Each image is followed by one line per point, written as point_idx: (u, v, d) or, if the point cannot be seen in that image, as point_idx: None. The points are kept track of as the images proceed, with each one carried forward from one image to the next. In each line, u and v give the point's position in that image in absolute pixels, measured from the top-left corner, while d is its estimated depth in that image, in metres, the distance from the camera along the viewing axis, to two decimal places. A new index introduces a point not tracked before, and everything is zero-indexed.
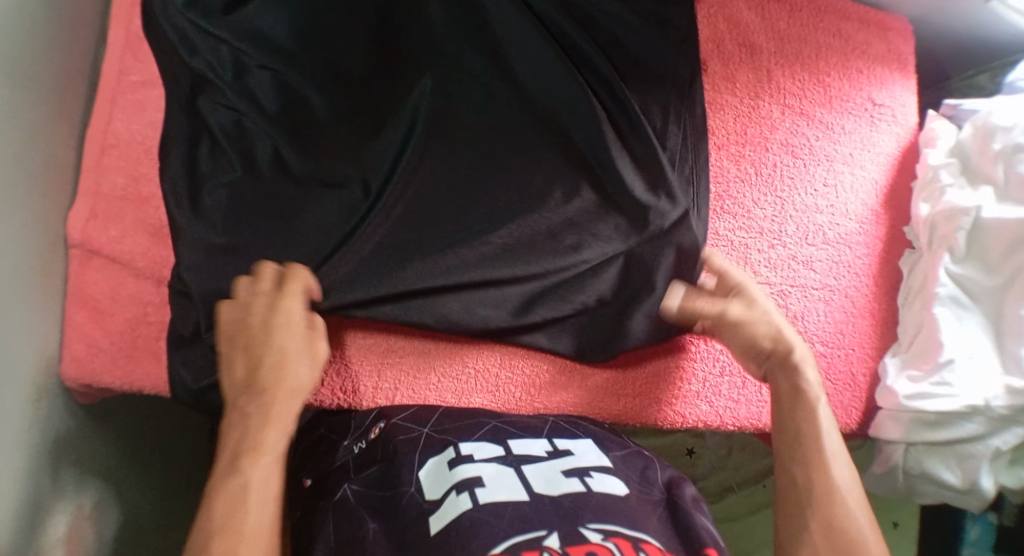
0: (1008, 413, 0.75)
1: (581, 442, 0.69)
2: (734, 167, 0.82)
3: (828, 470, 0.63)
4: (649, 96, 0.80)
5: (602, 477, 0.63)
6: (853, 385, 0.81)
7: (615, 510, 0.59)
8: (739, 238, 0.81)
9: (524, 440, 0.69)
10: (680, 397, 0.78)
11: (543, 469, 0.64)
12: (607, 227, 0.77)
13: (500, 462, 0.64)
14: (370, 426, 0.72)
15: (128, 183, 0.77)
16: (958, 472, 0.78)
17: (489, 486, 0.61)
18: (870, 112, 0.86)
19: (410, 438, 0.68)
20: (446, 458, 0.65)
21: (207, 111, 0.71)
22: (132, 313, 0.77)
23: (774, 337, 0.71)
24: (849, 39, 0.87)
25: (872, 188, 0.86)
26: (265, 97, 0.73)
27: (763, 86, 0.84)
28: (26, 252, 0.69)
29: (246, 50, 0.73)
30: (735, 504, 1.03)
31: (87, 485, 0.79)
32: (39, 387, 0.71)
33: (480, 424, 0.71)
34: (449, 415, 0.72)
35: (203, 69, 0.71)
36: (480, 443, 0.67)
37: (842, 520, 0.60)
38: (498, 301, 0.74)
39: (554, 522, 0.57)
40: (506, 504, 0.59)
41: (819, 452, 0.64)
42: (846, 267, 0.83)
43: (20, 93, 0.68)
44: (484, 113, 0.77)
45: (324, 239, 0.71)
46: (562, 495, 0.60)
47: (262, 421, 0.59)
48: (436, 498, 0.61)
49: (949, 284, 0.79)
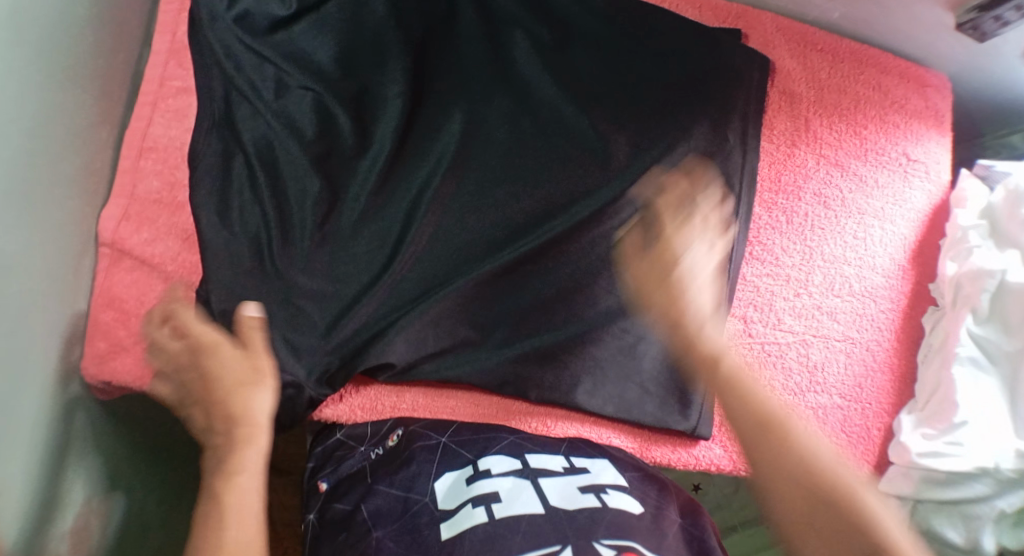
0: (1016, 476, 0.75)
1: (597, 462, 0.71)
2: (766, 215, 0.82)
3: (844, 493, 0.53)
4: (682, 132, 0.79)
5: (617, 495, 0.64)
6: (866, 438, 0.81)
7: (631, 527, 0.60)
8: (765, 284, 0.81)
9: (542, 456, 0.70)
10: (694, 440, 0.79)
11: (560, 483, 0.65)
12: None
13: (518, 475, 0.66)
14: (389, 433, 0.74)
15: (163, 187, 0.78)
16: (962, 530, 0.77)
17: (505, 501, 0.62)
18: (904, 167, 0.86)
19: (429, 446, 0.71)
20: (465, 474, 0.67)
21: (239, 126, 0.72)
22: (157, 316, 0.76)
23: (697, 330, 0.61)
24: (888, 93, 0.87)
25: (901, 243, 0.86)
26: (302, 115, 0.74)
27: (800, 134, 0.84)
28: (55, 246, 0.69)
29: (288, 72, 0.74)
30: (738, 543, 1.02)
31: (99, 482, 0.79)
32: (59, 382, 0.71)
33: (498, 438, 0.72)
34: (471, 427, 0.73)
35: (245, 85, 0.73)
36: (499, 457, 0.69)
37: (846, 499, 0.52)
38: (534, 322, 0.76)
39: (568, 535, 0.57)
40: (521, 517, 0.59)
41: (813, 479, 0.53)
42: (869, 321, 0.83)
43: (61, 92, 0.69)
44: (529, 146, 0.77)
45: (354, 263, 0.72)
46: (579, 509, 0.61)
47: (236, 443, 0.57)
48: (450, 507, 0.63)
49: (969, 344, 0.79)
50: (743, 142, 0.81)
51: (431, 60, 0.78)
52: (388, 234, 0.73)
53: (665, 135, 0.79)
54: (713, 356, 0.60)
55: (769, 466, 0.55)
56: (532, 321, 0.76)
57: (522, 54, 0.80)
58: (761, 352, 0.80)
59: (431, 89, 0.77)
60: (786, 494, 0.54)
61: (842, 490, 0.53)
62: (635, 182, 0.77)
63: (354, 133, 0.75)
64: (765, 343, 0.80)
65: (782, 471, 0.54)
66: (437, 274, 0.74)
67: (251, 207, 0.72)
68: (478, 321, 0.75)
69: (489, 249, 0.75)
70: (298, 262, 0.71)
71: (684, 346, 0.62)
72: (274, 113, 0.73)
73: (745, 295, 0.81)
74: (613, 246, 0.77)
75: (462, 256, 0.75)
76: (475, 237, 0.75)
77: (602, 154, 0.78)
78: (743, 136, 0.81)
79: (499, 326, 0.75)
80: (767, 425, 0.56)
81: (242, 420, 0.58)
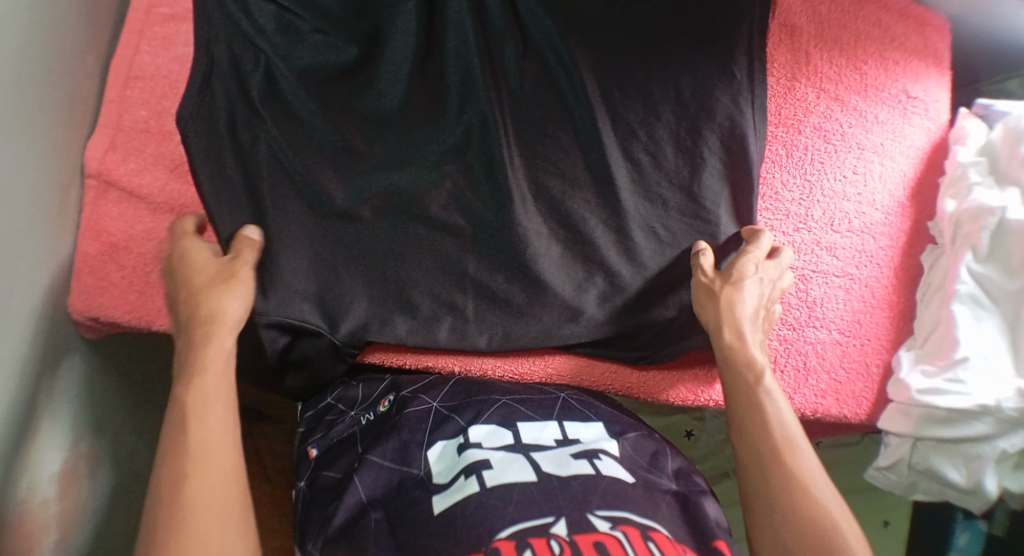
0: (1018, 415, 0.74)
1: (592, 426, 0.68)
2: (767, 147, 0.84)
3: (833, 531, 0.59)
4: (677, 69, 0.80)
5: (611, 461, 0.63)
6: (866, 375, 0.81)
7: (626, 495, 0.58)
8: (766, 219, 0.82)
9: (534, 424, 0.68)
10: (702, 382, 0.81)
11: (551, 454, 0.63)
12: (668, 199, 0.80)
13: (509, 448, 0.64)
14: (379, 397, 0.74)
15: (150, 116, 0.76)
16: (963, 470, 0.77)
17: (496, 469, 0.60)
18: (903, 104, 0.86)
19: (420, 412, 0.69)
20: (456, 444, 0.65)
21: (246, 67, 0.74)
22: (147, 249, 0.74)
23: (739, 386, 0.68)
24: (889, 30, 0.87)
25: (901, 180, 0.85)
26: (302, 53, 0.76)
27: (800, 69, 0.85)
28: (41, 177, 0.68)
29: (297, 15, 0.76)
30: (729, 490, 1.03)
31: (85, 425, 0.77)
32: (45, 317, 0.70)
33: (491, 401, 0.71)
34: (462, 392, 0.72)
35: (249, 28, 0.74)
36: (489, 427, 0.66)
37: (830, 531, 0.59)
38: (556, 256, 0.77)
39: (562, 507, 0.56)
40: (513, 487, 0.58)
41: (813, 507, 0.60)
42: (868, 257, 0.83)
43: (47, 20, 0.67)
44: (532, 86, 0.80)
45: (363, 194, 0.74)
46: (571, 477, 0.59)
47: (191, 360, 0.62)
48: (443, 482, 0.61)
49: (970, 282, 0.79)
50: (750, 78, 0.81)
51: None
52: (418, 173, 0.75)
53: (664, 73, 0.80)
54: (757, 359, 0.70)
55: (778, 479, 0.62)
56: (561, 259, 0.78)
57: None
58: None
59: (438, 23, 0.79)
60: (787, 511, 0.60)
61: (827, 531, 0.59)
62: (649, 127, 0.80)
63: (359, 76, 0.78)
64: None
65: (784, 489, 0.62)
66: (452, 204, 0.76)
67: (268, 142, 0.73)
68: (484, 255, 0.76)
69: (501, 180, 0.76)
70: (335, 192, 0.74)
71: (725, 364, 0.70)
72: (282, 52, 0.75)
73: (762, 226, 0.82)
74: (636, 185, 0.80)
75: (474, 192, 0.76)
76: (497, 179, 0.76)
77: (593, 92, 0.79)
78: (749, 73, 0.81)
79: (506, 256, 0.76)
80: (779, 455, 0.63)
81: (210, 345, 0.63)
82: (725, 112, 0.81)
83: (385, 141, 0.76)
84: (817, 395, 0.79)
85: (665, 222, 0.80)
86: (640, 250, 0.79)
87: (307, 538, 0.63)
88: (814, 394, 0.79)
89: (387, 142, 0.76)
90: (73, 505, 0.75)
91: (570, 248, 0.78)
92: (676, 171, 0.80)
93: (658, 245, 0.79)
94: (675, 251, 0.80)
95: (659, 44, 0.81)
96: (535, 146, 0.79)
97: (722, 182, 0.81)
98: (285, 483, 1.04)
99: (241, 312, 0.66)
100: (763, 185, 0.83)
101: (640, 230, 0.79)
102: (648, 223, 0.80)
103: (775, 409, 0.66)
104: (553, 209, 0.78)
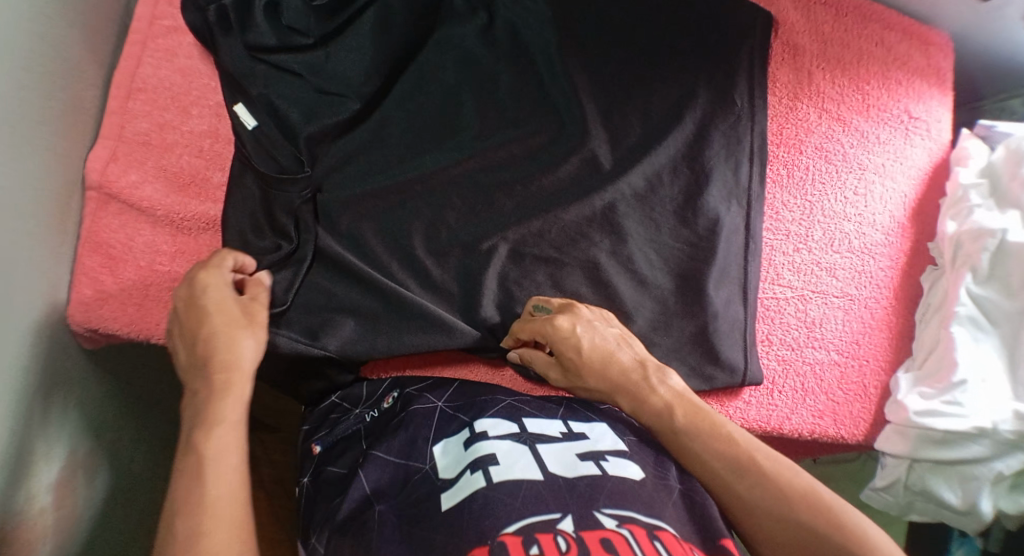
0: (1014, 439, 0.74)
1: (597, 425, 0.67)
2: (768, 167, 0.84)
3: (815, 497, 0.61)
4: (666, 88, 0.83)
5: (618, 462, 0.61)
6: (863, 396, 0.80)
7: (631, 495, 0.57)
8: (767, 238, 0.83)
9: (539, 420, 0.67)
10: (729, 395, 0.78)
11: (558, 450, 0.62)
12: (669, 226, 0.80)
13: (514, 439, 0.63)
14: (382, 395, 0.74)
15: (152, 128, 0.76)
16: (958, 492, 0.77)
17: (503, 464, 0.59)
18: (905, 125, 0.86)
19: (424, 410, 0.69)
20: (462, 438, 0.64)
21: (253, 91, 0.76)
22: (145, 260, 0.74)
23: (660, 417, 0.67)
24: (891, 50, 0.87)
25: (902, 201, 0.85)
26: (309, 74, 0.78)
27: (802, 88, 0.86)
28: (41, 185, 0.68)
29: (301, 37, 0.79)
30: None
31: (80, 434, 0.77)
32: (43, 327, 0.70)
33: (496, 401, 0.70)
34: (467, 393, 0.71)
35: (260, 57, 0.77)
36: (494, 420, 0.66)
37: (808, 495, 0.61)
38: (561, 269, 0.78)
39: (569, 505, 0.55)
40: (520, 483, 0.57)
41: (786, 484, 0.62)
42: (868, 277, 0.83)
43: (49, 27, 0.68)
44: (535, 109, 0.82)
45: (368, 219, 0.76)
46: (580, 477, 0.58)
47: (218, 392, 0.60)
48: (450, 476, 0.60)
49: (968, 304, 0.78)
50: (751, 103, 0.84)
51: (430, 20, 0.83)
52: (427, 201, 0.77)
53: (660, 93, 0.83)
54: (632, 380, 0.69)
55: (747, 492, 0.62)
56: (562, 285, 0.78)
57: (525, 18, 0.84)
58: (760, 305, 0.81)
59: (443, 47, 0.82)
60: (742, 500, 0.62)
61: (809, 499, 0.61)
62: (649, 149, 0.81)
63: (363, 100, 0.79)
64: (763, 297, 0.81)
65: (748, 488, 0.62)
66: (463, 216, 0.77)
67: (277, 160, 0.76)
68: (503, 281, 0.77)
69: (514, 215, 0.78)
70: (350, 205, 0.76)
71: (613, 388, 0.70)
72: (291, 78, 0.78)
73: (770, 245, 0.83)
74: (638, 207, 0.80)
75: (473, 207, 0.78)
76: (495, 204, 0.78)
77: (588, 111, 0.81)
78: (750, 97, 0.84)
79: (512, 274, 0.77)
80: (734, 465, 0.63)
81: (209, 459, 0.55)
82: (723, 137, 0.83)
83: (391, 166, 0.77)
84: (815, 415, 0.79)
85: (671, 242, 0.80)
86: (647, 278, 0.79)
87: (311, 532, 0.63)
88: (812, 414, 0.78)
89: (397, 166, 0.77)
90: (69, 514, 0.74)
91: (581, 263, 0.78)
92: (676, 192, 0.81)
93: (672, 268, 0.80)
94: (685, 273, 0.80)
95: (656, 70, 0.84)
96: (541, 172, 0.80)
97: (724, 198, 0.82)
98: (281, 492, 1.04)
99: (241, 417, 0.59)
100: (768, 206, 0.84)
101: (632, 254, 0.79)
102: (659, 251, 0.80)
103: (714, 424, 0.66)
104: (544, 233, 0.78)
